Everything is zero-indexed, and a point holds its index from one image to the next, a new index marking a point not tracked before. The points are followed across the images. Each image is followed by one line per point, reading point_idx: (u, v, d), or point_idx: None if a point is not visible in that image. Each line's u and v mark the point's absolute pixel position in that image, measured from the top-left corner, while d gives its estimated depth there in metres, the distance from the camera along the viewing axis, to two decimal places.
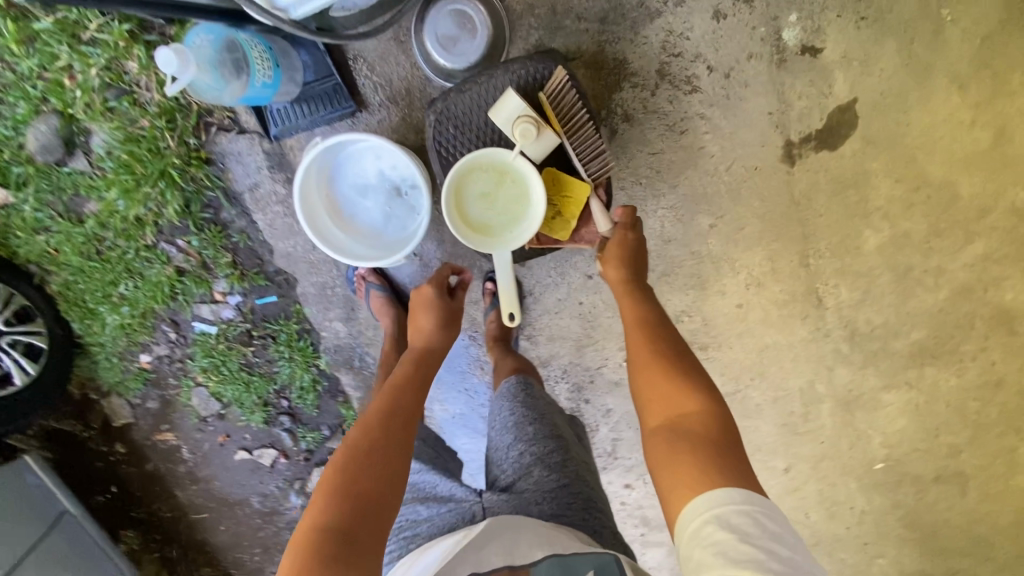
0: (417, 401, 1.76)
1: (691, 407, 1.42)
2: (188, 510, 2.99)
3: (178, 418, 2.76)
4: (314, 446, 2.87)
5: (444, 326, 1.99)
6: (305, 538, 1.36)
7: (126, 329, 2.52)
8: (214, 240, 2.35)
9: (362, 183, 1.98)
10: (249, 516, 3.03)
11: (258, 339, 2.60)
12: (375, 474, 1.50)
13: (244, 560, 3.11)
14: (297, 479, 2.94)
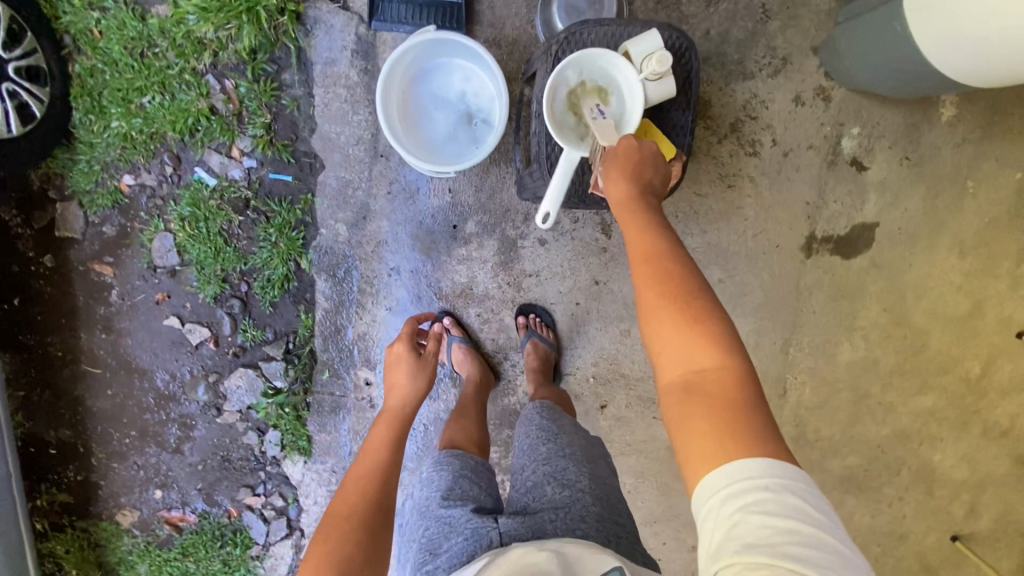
0: (395, 449, 1.77)
1: (703, 354, 1.21)
2: (82, 357, 2.69)
3: (127, 256, 2.56)
4: (250, 345, 2.65)
5: (420, 376, 2.03)
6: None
7: (125, 141, 2.40)
8: (263, 95, 2.35)
9: (441, 96, 2.06)
10: (143, 392, 2.74)
11: (251, 212, 2.47)
12: (364, 525, 1.50)
13: (114, 438, 2.79)
14: (214, 373, 2.70)
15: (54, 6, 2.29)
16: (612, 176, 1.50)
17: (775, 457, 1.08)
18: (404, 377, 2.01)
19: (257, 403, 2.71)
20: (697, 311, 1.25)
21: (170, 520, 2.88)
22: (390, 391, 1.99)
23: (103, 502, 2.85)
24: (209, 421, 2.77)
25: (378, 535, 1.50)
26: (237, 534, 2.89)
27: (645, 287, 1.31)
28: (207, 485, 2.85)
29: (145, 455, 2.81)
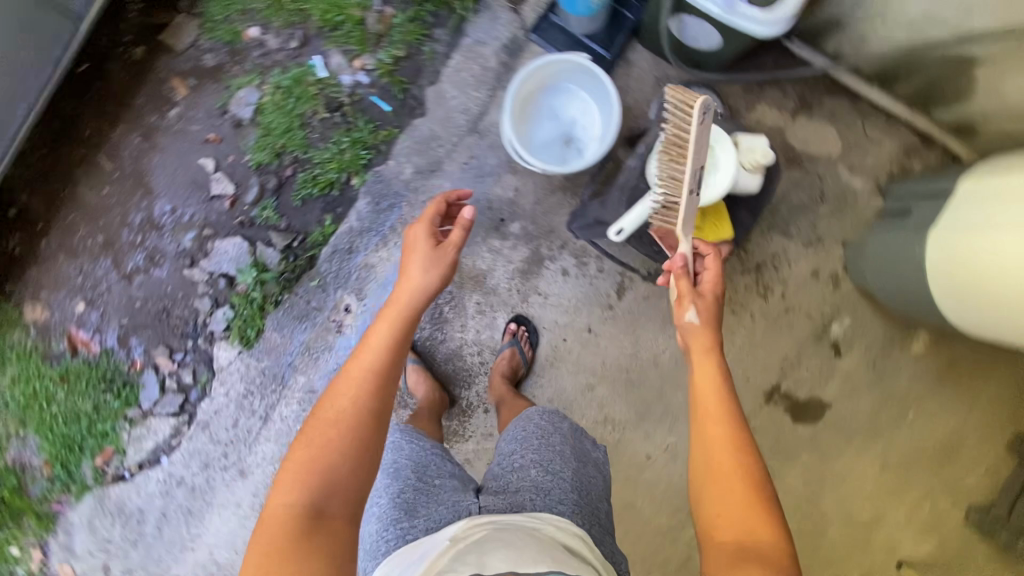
0: (395, 353, 1.65)
1: (750, 519, 1.38)
2: (105, 149, 2.69)
3: (208, 89, 2.66)
4: (259, 222, 2.69)
5: (434, 272, 1.85)
6: (275, 520, 1.36)
7: (275, 4, 2.63)
8: (409, 35, 2.61)
9: (557, 112, 2.36)
10: (134, 209, 2.71)
11: (338, 115, 2.64)
12: (347, 445, 1.47)
13: (77, 235, 2.71)
14: (210, 229, 2.71)
15: None
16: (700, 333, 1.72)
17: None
18: (419, 271, 1.84)
19: (232, 275, 2.71)
20: (754, 481, 1.45)
21: (72, 341, 2.75)
22: (400, 286, 1.83)
23: (24, 287, 2.73)
24: (175, 268, 2.73)
25: (365, 455, 1.49)
26: (126, 387, 2.76)
27: (714, 446, 1.53)
28: (133, 325, 2.75)
29: (94, 266, 2.72)
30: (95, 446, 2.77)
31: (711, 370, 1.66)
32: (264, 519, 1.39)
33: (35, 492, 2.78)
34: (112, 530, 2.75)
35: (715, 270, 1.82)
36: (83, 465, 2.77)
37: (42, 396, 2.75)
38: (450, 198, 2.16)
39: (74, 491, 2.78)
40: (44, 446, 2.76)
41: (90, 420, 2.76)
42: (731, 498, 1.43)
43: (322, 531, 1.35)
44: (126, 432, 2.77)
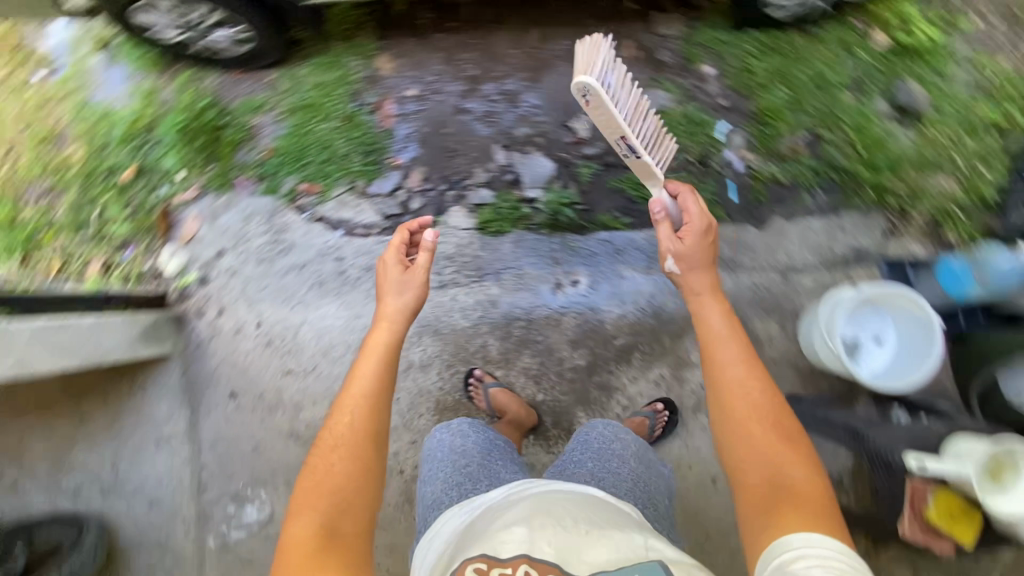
0: (382, 383, 1.96)
1: (782, 466, 1.58)
2: (542, 25, 2.97)
3: (643, 66, 2.96)
4: (576, 170, 2.91)
5: (411, 291, 2.24)
6: (302, 539, 1.66)
7: (742, 68, 2.91)
8: (800, 178, 2.85)
9: (871, 331, 2.47)
10: (512, 77, 2.98)
11: (700, 169, 2.92)
12: (348, 462, 1.82)
13: (461, 52, 3.00)
14: (541, 140, 2.96)
15: (845, 14, 2.83)
16: (722, 342, 1.82)
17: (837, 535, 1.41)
18: (394, 295, 2.21)
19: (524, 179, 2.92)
20: (785, 428, 1.66)
21: (380, 104, 2.99)
22: (377, 318, 2.14)
23: (393, 43, 3.01)
24: (492, 136, 2.96)
25: (359, 459, 1.82)
26: (374, 167, 2.98)
27: (739, 424, 1.68)
28: (424, 139, 3.00)
29: (446, 80, 2.99)
30: (313, 176, 2.95)
31: (724, 354, 1.80)
32: (287, 541, 1.67)
33: (243, 158, 2.96)
34: (255, 238, 2.89)
35: (699, 258, 2.00)
36: (290, 177, 2.95)
37: (321, 112, 2.98)
38: (411, 226, 2.39)
39: (265, 186, 2.95)
40: (283, 140, 2.96)
41: (329, 159, 2.97)
42: (766, 441, 1.63)
43: (335, 543, 1.66)
44: (341, 191, 2.96)
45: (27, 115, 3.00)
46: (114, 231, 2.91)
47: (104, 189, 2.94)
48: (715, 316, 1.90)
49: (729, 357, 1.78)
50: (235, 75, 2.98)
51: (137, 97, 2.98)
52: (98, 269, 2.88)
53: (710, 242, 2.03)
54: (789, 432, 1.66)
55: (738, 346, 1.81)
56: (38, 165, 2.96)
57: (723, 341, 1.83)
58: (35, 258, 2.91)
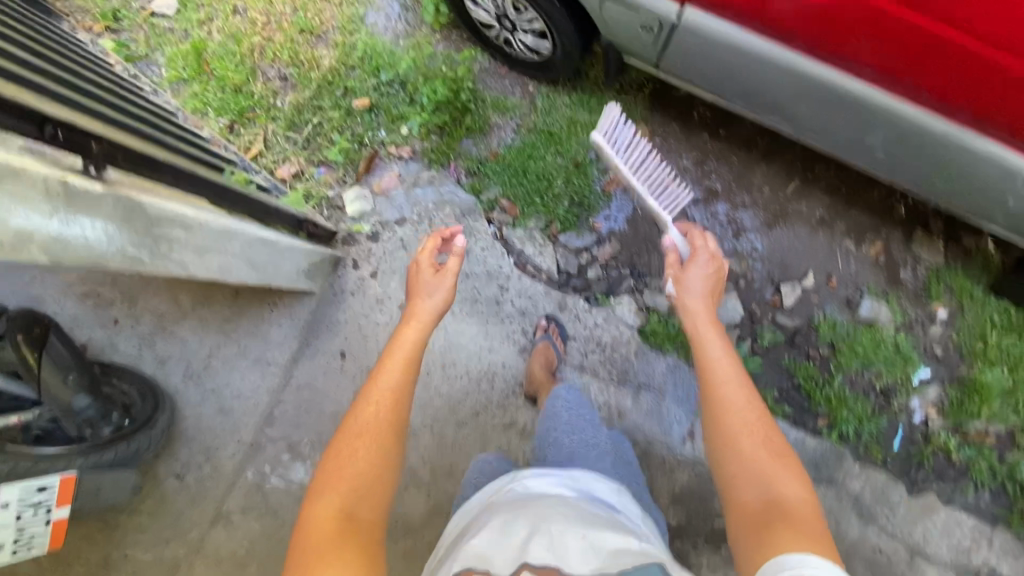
0: (403, 374, 1.74)
1: (779, 486, 1.49)
2: (804, 182, 2.84)
3: (878, 273, 2.80)
4: (756, 329, 2.82)
5: (441, 292, 2.06)
6: (326, 523, 1.41)
7: (974, 329, 2.72)
8: (975, 466, 2.63)
9: None
10: (749, 212, 2.86)
11: (880, 399, 2.73)
12: (374, 451, 1.57)
13: (716, 162, 2.87)
14: (741, 283, 2.84)
15: None
16: (716, 368, 1.78)
17: (827, 554, 1.30)
18: (427, 298, 2.03)
19: None
20: (770, 451, 1.58)
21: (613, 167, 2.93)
22: (409, 313, 1.97)
23: (658, 118, 2.90)
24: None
25: (386, 445, 1.58)
26: (577, 220, 2.89)
27: (739, 442, 1.61)
28: (635, 219, 2.90)
29: (687, 180, 2.87)
30: (518, 198, 2.89)
31: (718, 369, 1.78)
32: (304, 525, 1.43)
33: (467, 146, 2.92)
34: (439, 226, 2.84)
35: (699, 304, 1.97)
36: (497, 187, 2.90)
37: (558, 144, 2.92)
38: (443, 233, 2.26)
39: (472, 182, 2.91)
40: (511, 151, 2.92)
41: (541, 189, 2.90)
42: (755, 463, 1.56)
43: (359, 531, 1.41)
44: (534, 225, 2.88)
45: (304, 1, 3.03)
46: (321, 146, 2.88)
47: (332, 103, 2.91)
48: (710, 343, 1.85)
49: (730, 373, 1.77)
50: (499, 68, 2.95)
51: (406, 39, 2.96)
52: (288, 174, 2.84)
53: (715, 278, 2.10)
54: (772, 454, 1.57)
55: (733, 368, 1.78)
56: (289, 51, 2.96)
57: (725, 362, 1.80)
58: (240, 131, 2.90)
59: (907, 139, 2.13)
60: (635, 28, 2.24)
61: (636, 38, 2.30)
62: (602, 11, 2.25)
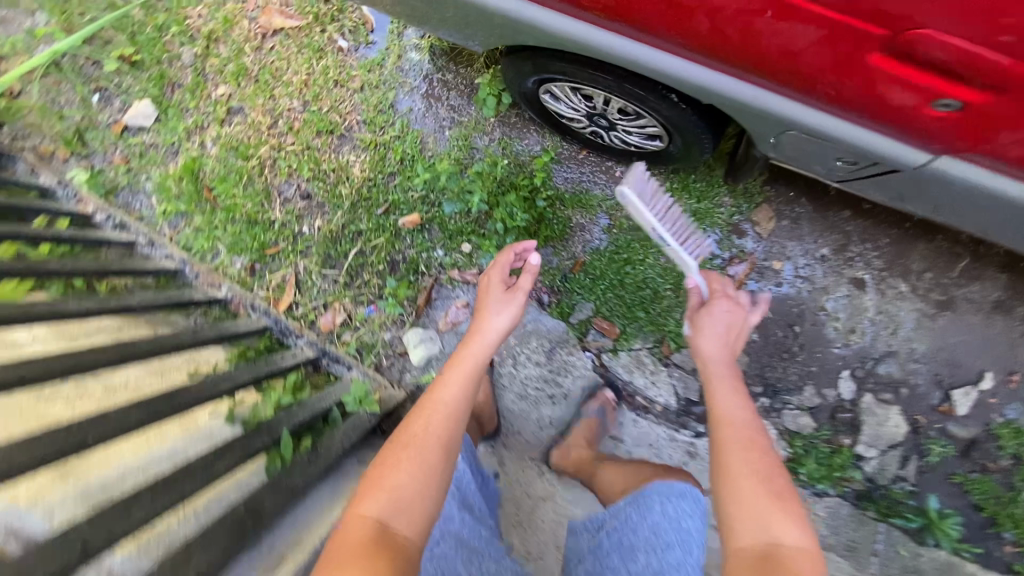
0: (475, 368, 1.62)
1: (785, 529, 1.24)
2: (975, 259, 2.27)
3: None
4: (923, 445, 2.30)
5: (509, 311, 1.82)
6: (358, 526, 1.22)
7: None
8: None
9: None
10: (907, 304, 2.29)
11: None
12: (418, 462, 1.36)
13: (862, 245, 2.28)
14: (899, 391, 2.33)
15: None
16: (726, 395, 1.61)
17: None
18: (494, 315, 1.81)
19: (860, 429, 2.33)
20: (776, 488, 1.33)
21: (731, 262, 2.31)
22: (474, 333, 1.76)
23: (784, 196, 2.30)
24: (844, 361, 2.34)
25: (429, 453, 1.38)
26: None
27: (737, 472, 1.38)
28: (763, 324, 2.35)
29: (827, 272, 2.30)
30: (617, 314, 2.30)
31: (734, 404, 1.57)
32: (345, 524, 1.24)
33: (546, 258, 2.31)
34: (527, 365, 2.30)
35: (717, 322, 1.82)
36: (589, 303, 2.31)
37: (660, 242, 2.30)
38: (516, 250, 2.02)
39: (558, 303, 2.31)
40: (602, 256, 2.30)
41: (645, 300, 2.30)
42: (749, 486, 1.33)
43: (387, 542, 1.20)
44: (640, 345, 2.30)
45: (315, 92, 2.39)
46: (367, 282, 2.31)
47: (372, 225, 2.31)
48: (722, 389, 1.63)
49: (738, 406, 1.57)
50: (577, 152, 2.30)
51: (451, 127, 2.32)
52: (334, 322, 2.30)
53: (738, 323, 1.84)
54: (774, 486, 1.34)
55: (744, 405, 1.58)
56: (309, 163, 2.36)
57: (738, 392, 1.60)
58: (266, 274, 2.34)
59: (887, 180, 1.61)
60: (829, 157, 1.60)
61: (826, 164, 1.65)
62: (786, 139, 1.59)
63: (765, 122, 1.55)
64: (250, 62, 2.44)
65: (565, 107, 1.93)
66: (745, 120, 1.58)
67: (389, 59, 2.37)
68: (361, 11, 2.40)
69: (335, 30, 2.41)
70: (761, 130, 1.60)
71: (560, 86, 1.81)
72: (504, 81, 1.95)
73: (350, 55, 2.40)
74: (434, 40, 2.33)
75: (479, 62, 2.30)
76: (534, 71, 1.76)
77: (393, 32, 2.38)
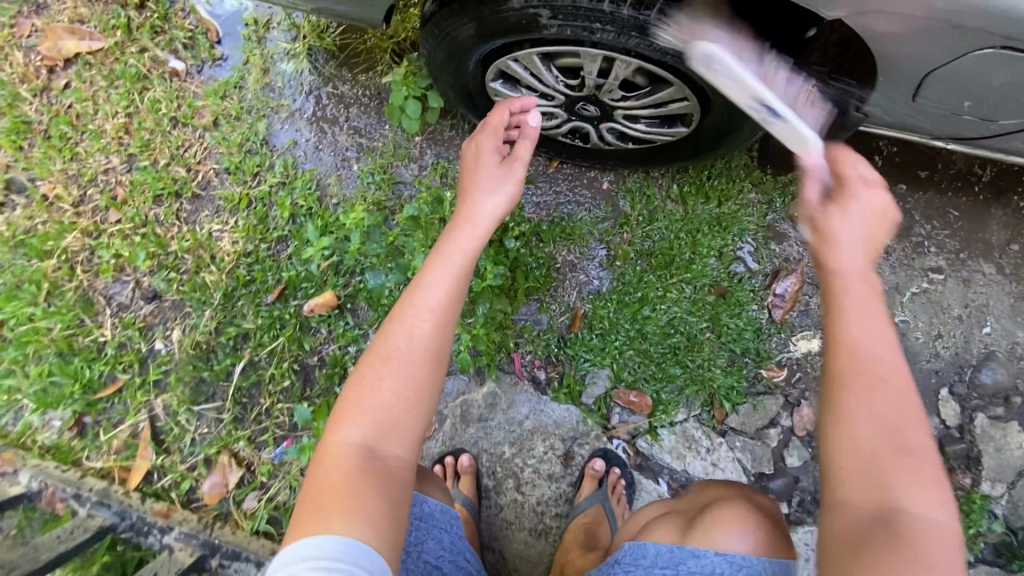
0: (470, 258, 0.95)
1: (908, 496, 0.67)
2: None
3: None
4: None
5: (507, 189, 1.06)
6: (328, 470, 0.81)
7: None
8: None
9: None
10: (996, 289, 1.76)
11: None
12: (401, 377, 0.85)
13: (928, 225, 1.76)
14: (1011, 402, 1.72)
15: None
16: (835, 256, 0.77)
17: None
18: (483, 194, 1.04)
19: (977, 464, 1.70)
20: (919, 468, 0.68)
21: None
22: (461, 208, 1.03)
23: None
24: (938, 378, 1.73)
25: (426, 371, 0.87)
26: (747, 380, 1.60)
27: (857, 416, 0.70)
28: None
29: (892, 266, 1.75)
30: (645, 377, 1.59)
31: (858, 310, 0.75)
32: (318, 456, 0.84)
33: (531, 319, 1.60)
34: (537, 484, 1.56)
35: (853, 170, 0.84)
36: (604, 370, 1.60)
37: (682, 267, 1.62)
38: (510, 110, 1.12)
39: (559, 380, 1.59)
40: (607, 301, 1.60)
41: (677, 349, 1.60)
42: (902, 462, 0.68)
43: (376, 480, 0.81)
44: (685, 416, 1.59)
45: (143, 140, 1.58)
46: (269, 410, 1.49)
47: (261, 323, 1.50)
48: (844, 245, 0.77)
49: (874, 340, 0.73)
50: (546, 166, 1.64)
51: (358, 158, 1.57)
52: (226, 486, 1.47)
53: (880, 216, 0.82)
54: (919, 473, 0.68)
55: (883, 328, 0.74)
56: (146, 247, 1.53)
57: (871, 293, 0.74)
58: (102, 429, 1.50)
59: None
60: (1015, 93, 0.96)
61: (990, 109, 1.01)
62: (952, 74, 0.93)
63: (932, 40, 0.86)
64: (33, 113, 1.60)
65: (531, 96, 1.23)
66: (887, 44, 0.89)
67: (250, 76, 1.60)
68: (197, 14, 1.63)
69: (162, 47, 1.62)
70: (909, 61, 0.92)
71: (523, 58, 1.11)
72: (426, 72, 1.23)
73: (190, 79, 1.61)
74: (312, 39, 1.58)
75: (384, 59, 1.56)
76: (479, 36, 1.05)
77: (250, 38, 1.61)
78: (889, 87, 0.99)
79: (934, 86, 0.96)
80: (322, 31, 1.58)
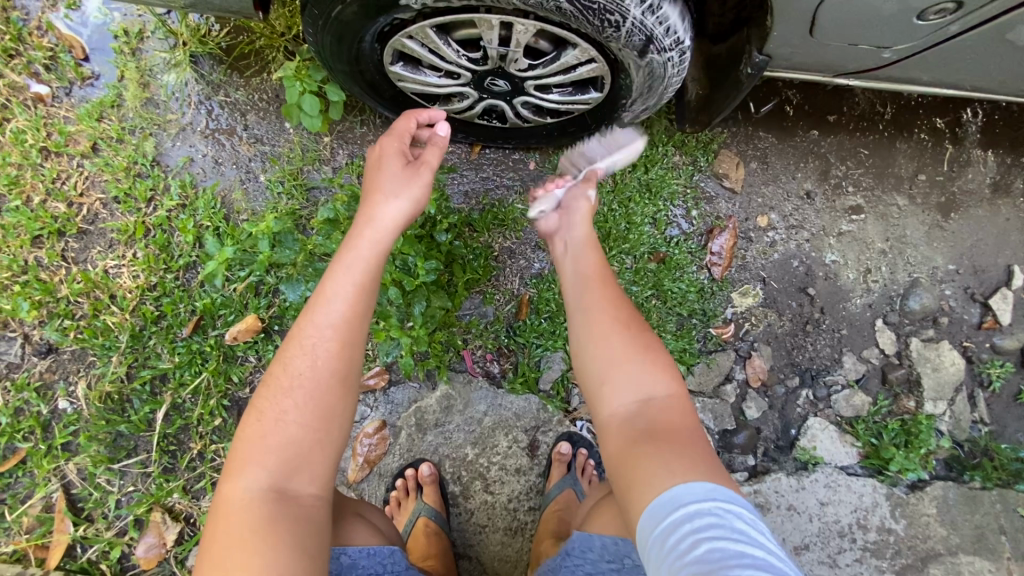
0: (372, 270, 0.94)
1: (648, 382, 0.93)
2: (959, 140, 1.88)
3: None
4: (982, 374, 1.80)
5: (410, 193, 1.02)
6: (238, 509, 0.80)
7: None
8: None
9: None
10: (911, 219, 1.84)
11: None
12: (303, 406, 0.84)
13: (844, 166, 1.83)
14: (939, 322, 1.81)
15: None
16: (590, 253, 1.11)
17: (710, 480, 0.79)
18: (385, 197, 1.00)
19: (920, 383, 1.78)
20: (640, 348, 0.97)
21: (710, 235, 1.74)
22: (362, 213, 1.00)
23: (742, 134, 1.78)
24: (872, 311, 1.80)
25: (336, 403, 0.86)
26: (698, 341, 1.73)
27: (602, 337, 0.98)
28: (772, 298, 1.77)
29: (817, 209, 1.80)
30: None
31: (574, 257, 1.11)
32: (218, 510, 0.81)
33: (477, 312, 1.54)
34: (505, 480, 1.50)
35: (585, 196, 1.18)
36: (558, 353, 1.55)
37: (619, 238, 1.69)
38: (418, 118, 1.08)
39: (516, 370, 1.54)
40: (551, 283, 1.56)
41: None
42: (626, 356, 0.95)
43: (288, 519, 0.80)
44: None
45: (9, 177, 1.39)
46: (202, 454, 1.36)
47: (179, 360, 1.36)
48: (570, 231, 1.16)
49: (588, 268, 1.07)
50: (469, 153, 1.59)
51: (263, 167, 1.45)
52: (164, 545, 1.32)
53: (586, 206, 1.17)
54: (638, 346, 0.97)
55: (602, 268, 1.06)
56: (29, 295, 1.35)
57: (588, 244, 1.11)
58: (7, 508, 1.32)
59: (906, 7, 0.95)
60: (906, 15, 0.98)
61: (888, 34, 1.03)
62: None
63: None
64: None
65: (435, 76, 1.16)
66: None
67: (127, 93, 1.44)
68: (56, 31, 1.46)
69: (19, 71, 1.44)
70: None
71: (417, 33, 1.04)
72: (319, 62, 1.14)
73: (58, 103, 1.44)
74: (193, 45, 1.45)
75: (277, 57, 1.45)
76: (364, 13, 0.97)
77: (122, 51, 1.45)
78: (792, 19, 0.99)
79: (826, 11, 0.97)
80: (203, 36, 1.45)
